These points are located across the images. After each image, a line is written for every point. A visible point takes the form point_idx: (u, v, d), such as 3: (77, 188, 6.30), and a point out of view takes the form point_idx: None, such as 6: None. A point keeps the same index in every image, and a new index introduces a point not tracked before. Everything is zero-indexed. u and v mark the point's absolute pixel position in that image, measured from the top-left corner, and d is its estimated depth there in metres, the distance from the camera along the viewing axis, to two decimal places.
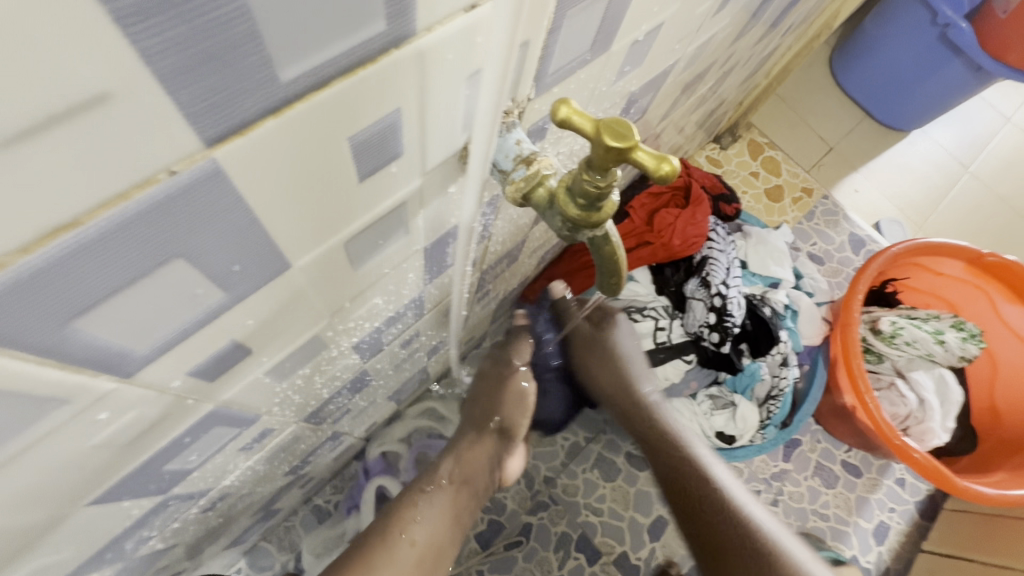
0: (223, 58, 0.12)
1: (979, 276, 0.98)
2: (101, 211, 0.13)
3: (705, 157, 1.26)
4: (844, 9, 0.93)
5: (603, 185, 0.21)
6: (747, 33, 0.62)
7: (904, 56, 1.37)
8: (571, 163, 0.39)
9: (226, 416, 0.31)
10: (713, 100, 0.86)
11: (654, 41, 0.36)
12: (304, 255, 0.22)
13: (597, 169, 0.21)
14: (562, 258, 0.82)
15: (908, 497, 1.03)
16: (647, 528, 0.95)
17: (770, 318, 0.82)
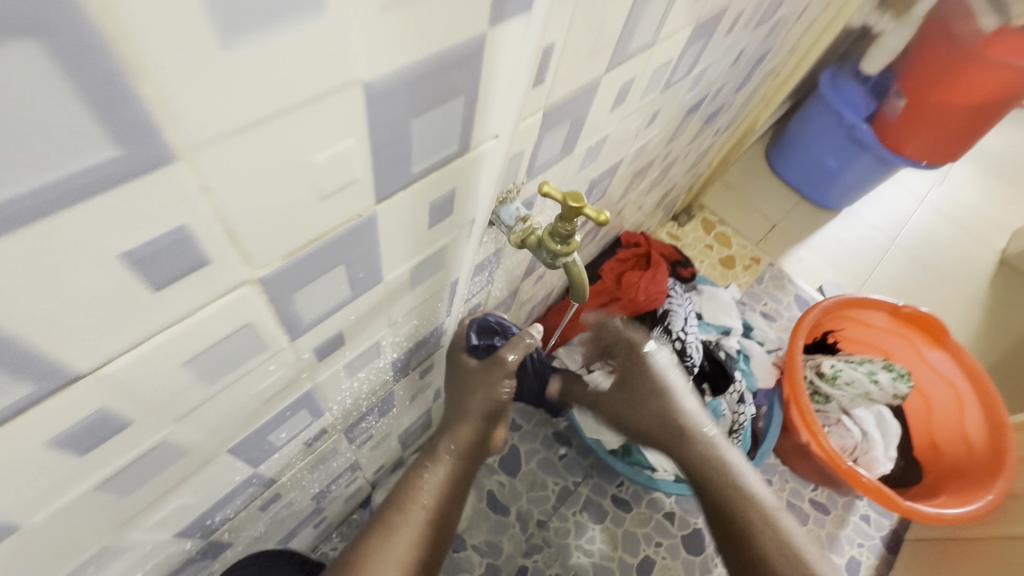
0: (396, 163, 0.28)
1: (901, 325, 1.15)
2: (329, 233, 0.27)
3: (666, 233, 1.47)
4: (761, 117, 1.19)
5: (569, 229, 0.37)
6: (682, 135, 0.82)
7: (823, 150, 1.66)
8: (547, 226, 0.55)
9: (311, 401, 0.43)
10: (664, 184, 1.06)
11: (602, 146, 0.54)
12: (389, 273, 0.37)
13: (566, 220, 0.36)
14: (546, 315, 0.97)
15: (873, 532, 1.12)
16: (636, 568, 1.02)
17: (724, 360, 0.97)
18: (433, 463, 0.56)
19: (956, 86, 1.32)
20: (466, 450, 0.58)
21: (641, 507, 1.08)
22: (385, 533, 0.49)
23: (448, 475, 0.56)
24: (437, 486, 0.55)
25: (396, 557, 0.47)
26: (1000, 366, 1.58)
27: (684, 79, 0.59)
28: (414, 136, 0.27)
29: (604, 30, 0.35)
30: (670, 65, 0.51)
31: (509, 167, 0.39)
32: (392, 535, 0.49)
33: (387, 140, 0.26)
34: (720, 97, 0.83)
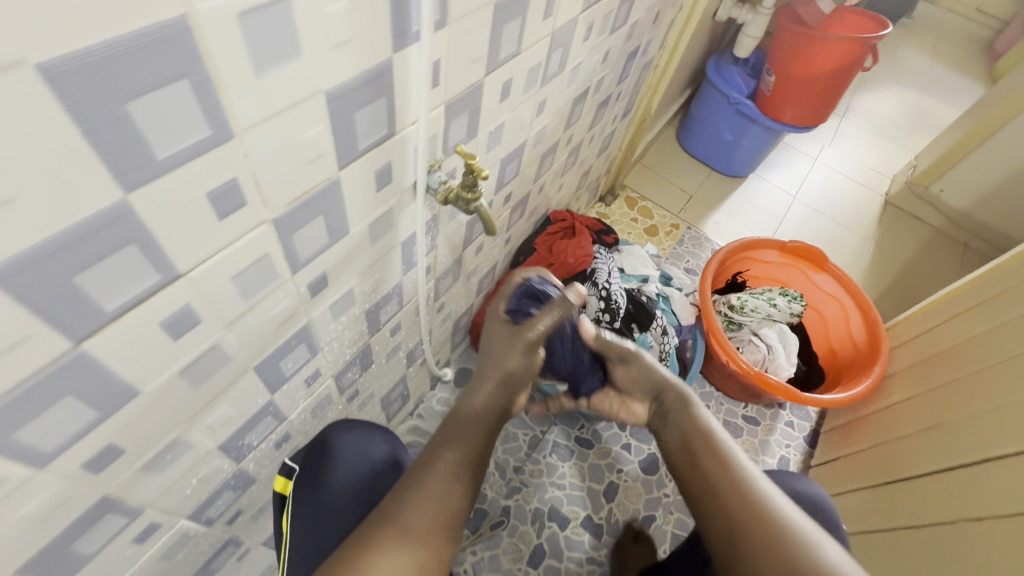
0: (349, 140, 0.44)
1: (790, 257, 1.38)
2: (311, 189, 0.44)
3: (596, 213, 1.67)
4: (653, 102, 1.41)
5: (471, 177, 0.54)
6: (578, 122, 1.02)
7: (720, 125, 1.91)
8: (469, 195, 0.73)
9: (307, 337, 0.59)
10: (579, 166, 1.26)
11: (502, 130, 0.72)
12: (354, 226, 0.53)
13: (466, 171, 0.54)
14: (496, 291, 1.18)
15: (798, 434, 1.33)
16: (603, 492, 1.19)
17: (646, 303, 1.15)
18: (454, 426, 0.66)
19: (808, 59, 1.58)
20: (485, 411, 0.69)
21: (602, 442, 1.26)
22: (416, 476, 0.59)
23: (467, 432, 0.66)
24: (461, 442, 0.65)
25: (431, 494, 0.58)
26: (890, 289, 1.87)
27: (560, 76, 0.78)
28: (359, 122, 0.44)
29: (475, 45, 0.53)
30: (541, 66, 0.70)
31: (429, 146, 0.56)
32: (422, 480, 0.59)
33: (341, 124, 0.42)
34: (604, 87, 1.03)
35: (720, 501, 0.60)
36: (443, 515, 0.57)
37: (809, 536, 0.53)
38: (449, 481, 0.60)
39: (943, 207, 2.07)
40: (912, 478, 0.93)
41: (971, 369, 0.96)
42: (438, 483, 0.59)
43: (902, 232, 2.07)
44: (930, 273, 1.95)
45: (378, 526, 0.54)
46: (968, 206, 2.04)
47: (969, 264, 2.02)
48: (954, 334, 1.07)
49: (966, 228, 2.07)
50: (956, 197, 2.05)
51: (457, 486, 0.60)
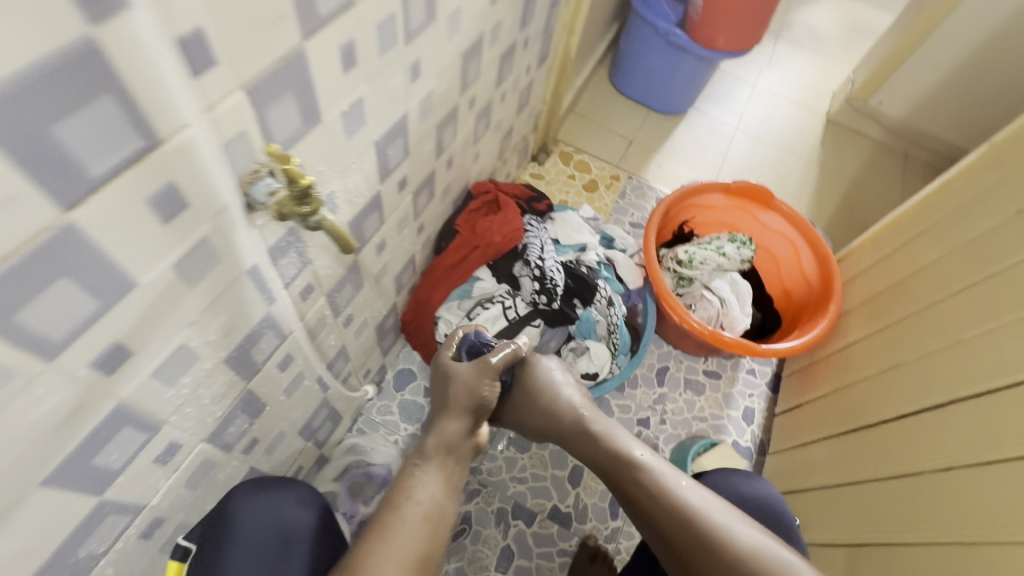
0: (61, 168, 0.30)
1: (736, 199, 1.29)
2: (16, 251, 0.29)
3: (529, 174, 1.53)
4: (570, 43, 1.25)
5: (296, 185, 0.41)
6: (479, 80, 0.87)
7: (652, 60, 1.77)
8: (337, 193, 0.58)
9: (130, 417, 0.45)
10: (496, 128, 1.11)
11: (364, 108, 0.57)
12: (146, 275, 0.39)
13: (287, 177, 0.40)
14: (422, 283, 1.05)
15: (760, 381, 1.29)
16: (568, 478, 1.12)
17: (586, 275, 1.04)
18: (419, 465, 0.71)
19: None
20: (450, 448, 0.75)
21: None
22: (381, 519, 0.64)
23: (436, 473, 0.71)
24: (429, 484, 0.70)
25: (399, 538, 0.63)
26: (838, 212, 1.83)
27: (433, 27, 0.63)
28: (68, 139, 0.29)
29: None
30: (397, 18, 0.54)
31: (239, 148, 0.42)
32: (387, 522, 0.64)
33: (27, 148, 0.28)
34: (505, 33, 0.88)
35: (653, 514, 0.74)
36: (413, 558, 0.62)
37: (722, 526, 0.71)
38: (419, 524, 0.65)
39: (884, 119, 2.02)
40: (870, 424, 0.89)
41: (927, 301, 0.91)
42: (406, 527, 0.64)
43: (846, 150, 2.01)
44: (875, 190, 1.92)
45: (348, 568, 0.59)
46: (908, 115, 1.98)
47: (912, 176, 1.99)
48: (907, 261, 1.02)
49: (908, 139, 2.03)
50: (896, 107, 1.99)
51: (427, 530, 0.65)
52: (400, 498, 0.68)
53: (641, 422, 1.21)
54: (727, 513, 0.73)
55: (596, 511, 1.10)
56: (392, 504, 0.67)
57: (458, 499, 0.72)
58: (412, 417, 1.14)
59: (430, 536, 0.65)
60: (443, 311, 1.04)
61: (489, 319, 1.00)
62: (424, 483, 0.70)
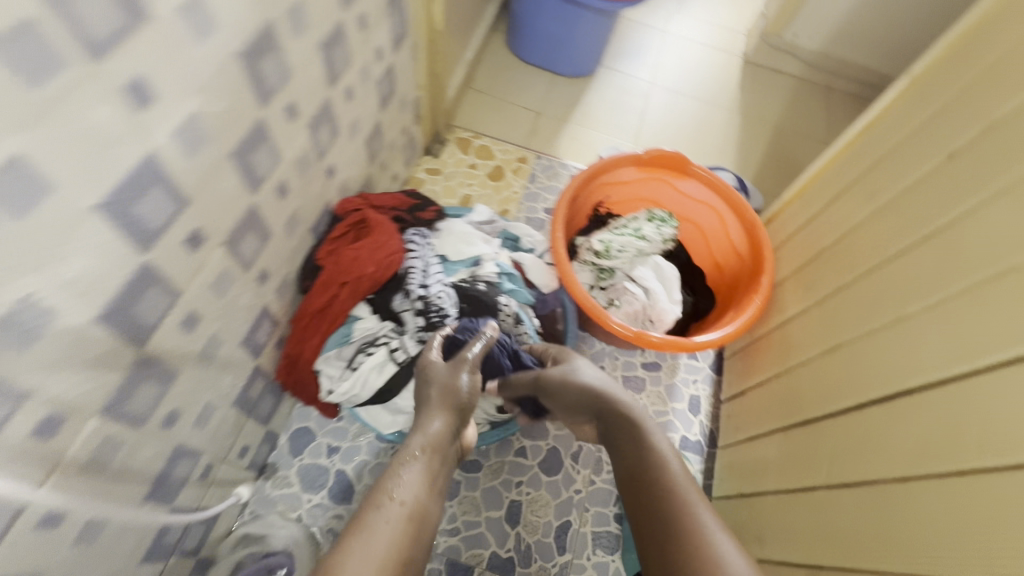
0: None
1: (649, 170, 1.15)
2: None
3: (424, 171, 1.34)
4: (435, 14, 1.05)
5: None
6: (293, 83, 0.67)
7: (547, 19, 1.59)
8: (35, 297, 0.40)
9: None
10: (353, 132, 0.92)
11: (37, 169, 0.38)
12: None
13: None
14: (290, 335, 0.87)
15: (702, 363, 1.19)
16: (505, 518, 1.00)
17: (484, 294, 0.89)
18: (406, 463, 0.64)
19: None
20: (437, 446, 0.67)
21: (492, 457, 1.05)
22: (361, 518, 0.56)
23: (424, 468, 0.64)
24: (412, 481, 0.62)
25: (380, 538, 0.54)
26: (766, 159, 1.73)
27: (150, 30, 0.43)
28: None
29: None
30: (47, 26, 0.35)
31: None
32: (367, 521, 0.56)
33: None
34: (318, 16, 0.68)
35: (653, 527, 0.61)
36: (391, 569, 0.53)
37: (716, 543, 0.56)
38: (401, 524, 0.57)
39: (800, 53, 1.91)
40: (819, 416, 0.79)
41: (861, 267, 0.81)
42: (387, 524, 0.56)
43: (767, 92, 1.90)
44: (801, 129, 1.83)
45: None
46: (824, 46, 1.88)
47: (835, 109, 1.91)
48: (836, 220, 0.91)
49: (826, 71, 1.93)
50: (812, 40, 1.88)
51: (410, 534, 0.57)
52: (379, 495, 0.60)
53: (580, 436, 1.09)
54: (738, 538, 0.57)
55: (540, 549, 0.99)
56: (373, 500, 0.59)
57: (443, 503, 0.64)
58: (316, 484, 0.98)
59: (413, 539, 0.57)
60: (321, 362, 0.87)
61: (375, 367, 0.84)
62: (406, 480, 0.61)
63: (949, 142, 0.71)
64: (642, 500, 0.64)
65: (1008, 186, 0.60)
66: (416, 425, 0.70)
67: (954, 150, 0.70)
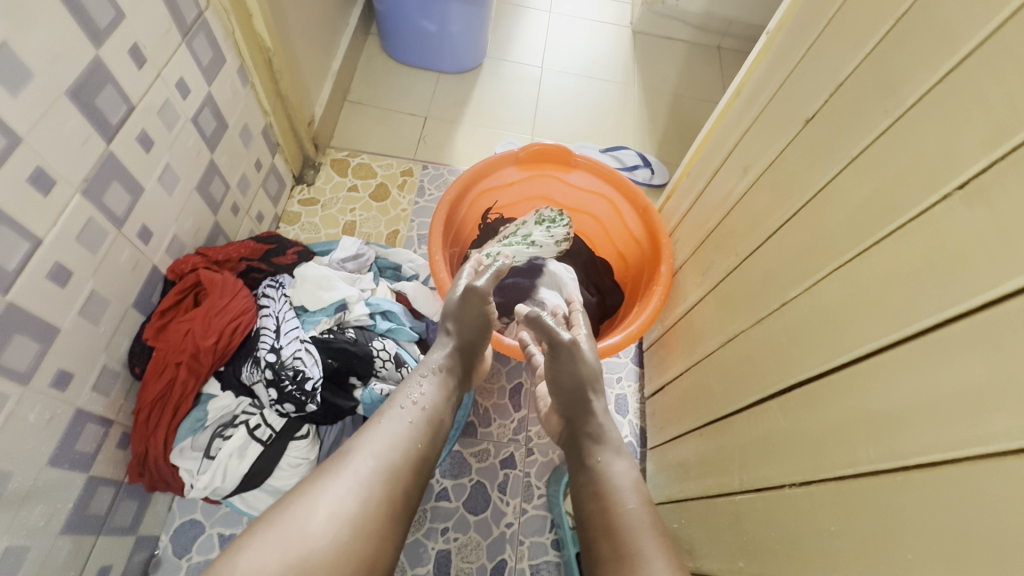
0: None
1: (533, 167, 1.06)
2: None
3: (298, 204, 1.22)
4: (258, 30, 0.93)
5: None
6: (31, 146, 0.55)
7: (415, 17, 1.48)
8: None
9: None
10: (172, 181, 0.79)
11: None
12: None
13: None
14: (132, 429, 0.75)
15: (624, 359, 1.13)
16: (433, 572, 0.91)
17: (352, 343, 0.78)
18: (425, 376, 0.72)
19: None
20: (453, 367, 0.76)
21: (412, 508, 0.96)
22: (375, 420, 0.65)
23: (439, 383, 0.73)
24: (429, 393, 0.71)
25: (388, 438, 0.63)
26: (668, 130, 1.69)
27: None
28: None
29: None
30: None
31: None
32: (377, 424, 0.65)
33: None
34: (51, 60, 0.55)
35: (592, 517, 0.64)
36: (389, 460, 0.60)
37: (632, 521, 0.61)
38: (416, 423, 0.66)
39: (687, 17, 1.87)
40: (726, 416, 0.74)
41: (745, 248, 0.76)
42: (403, 424, 0.65)
43: (660, 60, 1.86)
44: (699, 94, 1.79)
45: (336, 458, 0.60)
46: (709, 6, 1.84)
47: (729, 68, 1.88)
48: (719, 198, 0.86)
49: (716, 31, 1.90)
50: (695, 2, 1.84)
51: (426, 438, 0.66)
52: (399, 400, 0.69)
53: (506, 463, 1.02)
54: (659, 529, 0.61)
55: None
56: (392, 403, 0.68)
57: (454, 414, 0.74)
58: None
59: (427, 440, 0.66)
60: (174, 455, 0.74)
61: (233, 452, 0.72)
62: (422, 388, 0.71)
63: (804, 107, 0.67)
64: (597, 521, 0.63)
65: (862, 151, 0.56)
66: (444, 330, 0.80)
67: (810, 115, 0.65)
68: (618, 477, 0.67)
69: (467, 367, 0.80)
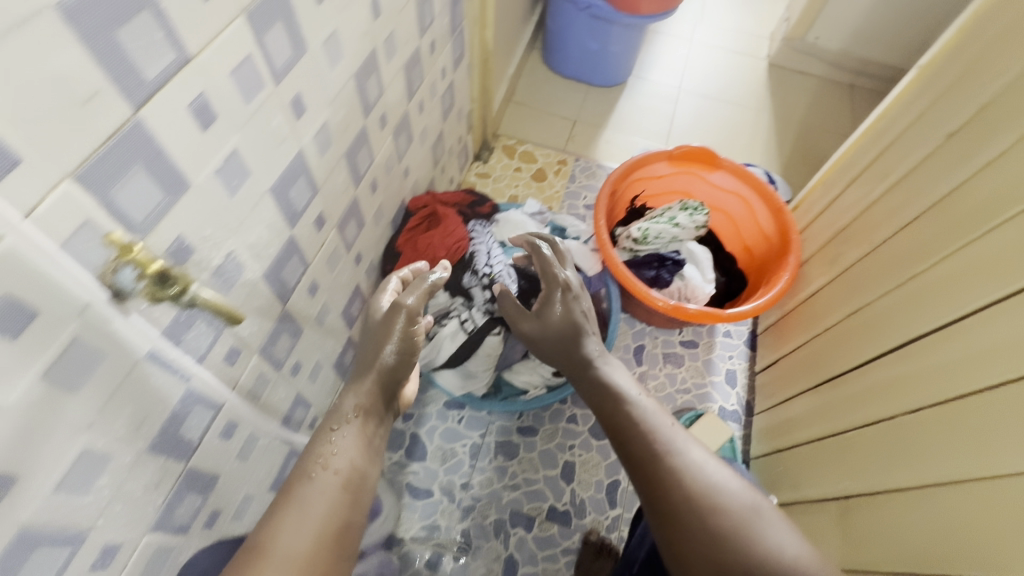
0: None
1: (682, 164, 1.26)
2: None
3: (475, 176, 1.50)
4: (486, 36, 1.21)
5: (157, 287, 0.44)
6: (385, 97, 0.83)
7: (581, 36, 1.74)
8: (234, 259, 0.57)
9: (45, 538, 0.43)
10: (423, 139, 1.08)
11: (243, 159, 0.53)
12: (7, 397, 0.36)
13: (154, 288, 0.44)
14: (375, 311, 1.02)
15: (737, 341, 1.28)
16: (560, 476, 1.12)
17: (539, 272, 1.01)
18: (339, 428, 0.62)
19: None
20: (371, 409, 0.66)
21: (547, 424, 1.17)
22: (293, 493, 0.55)
23: (357, 434, 0.63)
24: (347, 451, 0.61)
25: (317, 512, 0.53)
26: (793, 155, 1.82)
27: (305, 60, 0.59)
28: None
29: (75, 86, 0.34)
30: (254, 57, 0.50)
31: (88, 240, 0.39)
32: (301, 497, 0.54)
33: None
34: (403, 43, 0.84)
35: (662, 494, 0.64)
36: (323, 536, 0.52)
37: (704, 483, 0.63)
38: (335, 494, 0.56)
39: (824, 54, 2.00)
40: (843, 373, 0.87)
41: (878, 239, 0.90)
42: (320, 496, 0.55)
43: (792, 91, 1.99)
44: (828, 125, 1.90)
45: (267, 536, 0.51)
46: (848, 45, 1.95)
47: (861, 103, 1.98)
48: (856, 199, 1.00)
49: (851, 68, 2.00)
50: (835, 40, 1.96)
51: (349, 505, 0.57)
52: (310, 465, 0.58)
53: None
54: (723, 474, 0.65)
55: (593, 503, 1.09)
56: (303, 471, 0.57)
57: (378, 466, 0.63)
58: (396, 445, 1.12)
59: (351, 508, 0.57)
60: None
61: (447, 336, 0.97)
62: (340, 445, 0.60)
63: (949, 124, 0.81)
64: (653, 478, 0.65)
65: (998, 155, 0.70)
66: (362, 366, 0.68)
67: (954, 129, 0.79)
68: (626, 387, 0.76)
69: (388, 401, 0.69)
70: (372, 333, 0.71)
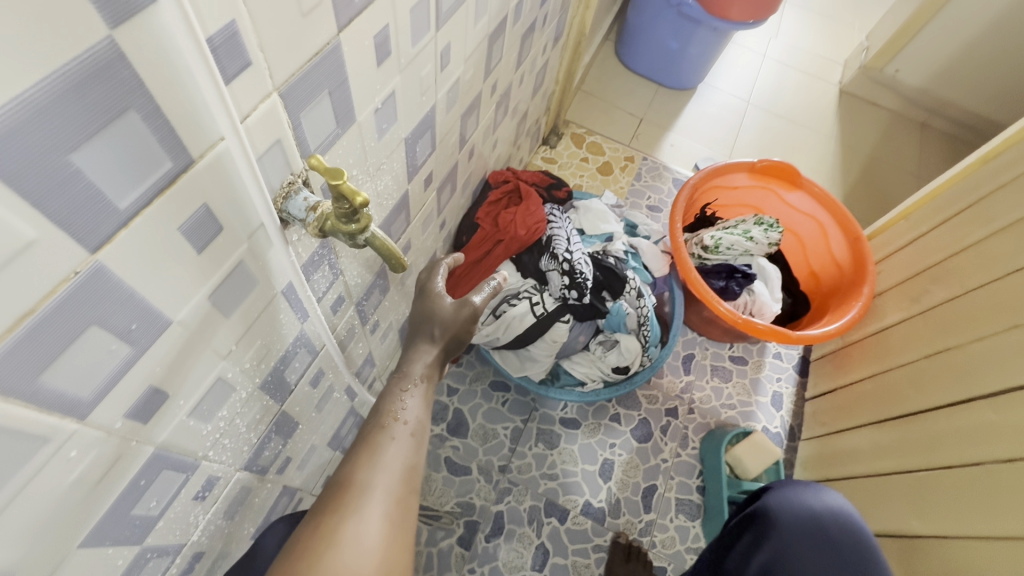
0: (84, 208, 0.25)
1: (761, 179, 1.24)
2: (46, 299, 0.25)
3: (541, 159, 1.48)
4: (586, 18, 1.18)
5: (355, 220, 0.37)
6: (501, 64, 0.81)
7: (662, 34, 1.71)
8: None
9: (169, 462, 0.41)
10: (513, 114, 1.05)
11: (396, 103, 0.51)
12: (180, 311, 0.34)
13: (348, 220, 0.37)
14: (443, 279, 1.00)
15: (787, 364, 1.26)
16: (598, 473, 1.11)
17: (614, 265, 1.02)
18: (411, 386, 0.52)
19: None
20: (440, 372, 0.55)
21: (590, 419, 1.16)
22: (373, 447, 0.46)
23: (427, 394, 0.52)
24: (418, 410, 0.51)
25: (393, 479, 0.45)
26: (857, 186, 1.78)
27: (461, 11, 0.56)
28: (103, 150, 0.24)
29: None
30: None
31: (272, 162, 0.37)
32: (382, 454, 0.46)
33: (47, 183, 0.23)
34: (527, 11, 0.81)
35: None
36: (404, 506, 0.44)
37: None
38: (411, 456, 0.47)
39: (901, 88, 1.96)
40: (916, 413, 0.86)
41: (973, 283, 0.87)
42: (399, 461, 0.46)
43: (862, 122, 1.95)
44: (895, 161, 1.87)
45: (343, 497, 0.42)
46: (928, 83, 1.91)
47: (930, 144, 1.94)
48: (947, 239, 0.97)
49: (926, 106, 1.97)
50: (915, 76, 1.92)
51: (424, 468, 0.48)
52: (381, 422, 0.48)
53: (669, 412, 1.19)
54: None
55: (628, 504, 1.08)
56: (376, 430, 0.47)
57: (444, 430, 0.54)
58: (438, 417, 1.12)
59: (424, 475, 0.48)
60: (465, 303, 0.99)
61: (515, 317, 0.95)
62: (412, 403, 0.50)
63: None
64: None
65: None
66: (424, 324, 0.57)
67: None
68: None
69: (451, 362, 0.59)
70: (432, 321, 0.57)
